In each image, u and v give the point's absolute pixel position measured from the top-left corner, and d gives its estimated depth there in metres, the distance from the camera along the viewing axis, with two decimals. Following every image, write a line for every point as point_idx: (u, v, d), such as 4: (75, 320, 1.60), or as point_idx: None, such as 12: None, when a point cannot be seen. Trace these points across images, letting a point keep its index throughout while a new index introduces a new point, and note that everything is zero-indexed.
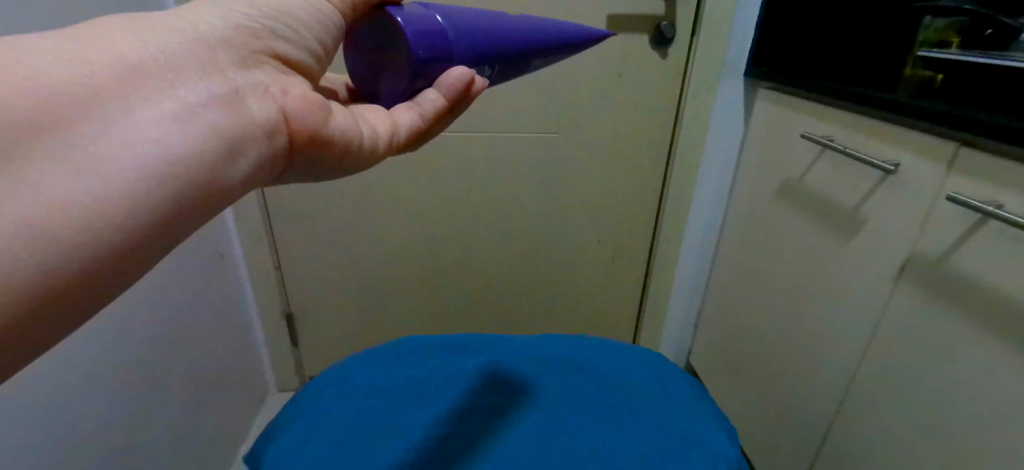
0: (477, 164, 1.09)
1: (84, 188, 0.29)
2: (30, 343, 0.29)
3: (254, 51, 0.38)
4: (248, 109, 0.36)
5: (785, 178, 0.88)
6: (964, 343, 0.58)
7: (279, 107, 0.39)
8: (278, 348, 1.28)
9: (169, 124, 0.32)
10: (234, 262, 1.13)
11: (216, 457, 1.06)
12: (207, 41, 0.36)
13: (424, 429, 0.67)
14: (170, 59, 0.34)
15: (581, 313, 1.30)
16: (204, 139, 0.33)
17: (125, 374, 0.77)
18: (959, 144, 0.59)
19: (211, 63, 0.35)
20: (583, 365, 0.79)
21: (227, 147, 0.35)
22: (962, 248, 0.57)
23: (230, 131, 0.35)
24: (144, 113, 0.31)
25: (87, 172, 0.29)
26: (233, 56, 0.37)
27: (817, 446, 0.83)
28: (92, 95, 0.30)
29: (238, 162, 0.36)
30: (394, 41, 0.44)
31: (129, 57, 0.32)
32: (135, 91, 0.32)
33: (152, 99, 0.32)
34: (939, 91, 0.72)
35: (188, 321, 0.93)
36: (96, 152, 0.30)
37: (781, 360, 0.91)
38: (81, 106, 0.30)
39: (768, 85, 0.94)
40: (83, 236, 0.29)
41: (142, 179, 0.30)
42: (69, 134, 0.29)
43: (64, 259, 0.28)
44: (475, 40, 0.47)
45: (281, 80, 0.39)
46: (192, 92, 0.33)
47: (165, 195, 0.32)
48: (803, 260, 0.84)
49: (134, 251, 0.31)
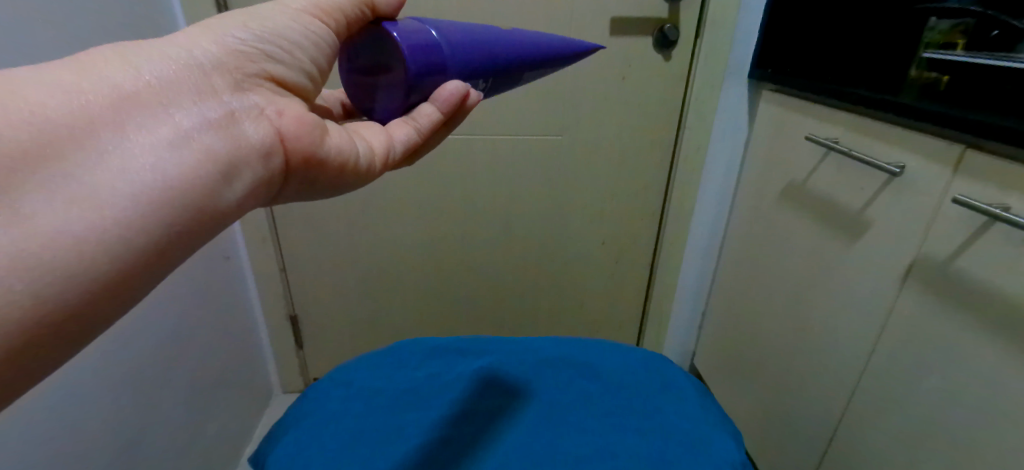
0: (481, 166, 1.09)
1: (79, 215, 0.31)
2: (42, 357, 0.32)
3: (248, 74, 0.40)
4: (242, 132, 0.38)
5: (790, 180, 0.88)
6: (970, 348, 0.58)
7: (274, 129, 0.40)
8: (283, 350, 1.29)
9: (162, 151, 0.34)
10: (239, 264, 1.13)
11: (221, 459, 1.06)
12: (201, 68, 0.37)
13: (427, 432, 0.67)
14: (164, 86, 0.35)
15: (585, 315, 1.30)
16: (196, 164, 0.35)
17: (130, 376, 0.78)
18: (964, 147, 0.58)
19: (204, 88, 0.37)
20: (586, 367, 0.79)
21: (220, 171, 0.36)
22: (968, 251, 0.57)
23: (225, 154, 0.37)
24: (138, 141, 0.33)
25: (83, 200, 0.31)
26: (226, 80, 0.38)
27: (821, 449, 0.83)
28: (89, 125, 0.32)
29: (232, 184, 0.37)
30: (389, 55, 0.44)
31: (124, 86, 0.34)
32: (129, 119, 0.34)
33: (146, 127, 0.34)
34: (944, 93, 0.71)
35: (193, 322, 0.94)
36: (94, 181, 0.32)
37: (786, 363, 0.90)
38: (78, 136, 0.32)
39: (772, 88, 0.94)
40: (82, 261, 0.31)
41: (136, 205, 0.33)
42: (67, 163, 0.31)
43: (65, 282, 0.31)
44: (468, 52, 0.47)
45: (274, 101, 0.41)
46: (185, 119, 0.35)
47: (158, 219, 0.34)
48: (808, 263, 0.84)
49: (133, 271, 0.34)
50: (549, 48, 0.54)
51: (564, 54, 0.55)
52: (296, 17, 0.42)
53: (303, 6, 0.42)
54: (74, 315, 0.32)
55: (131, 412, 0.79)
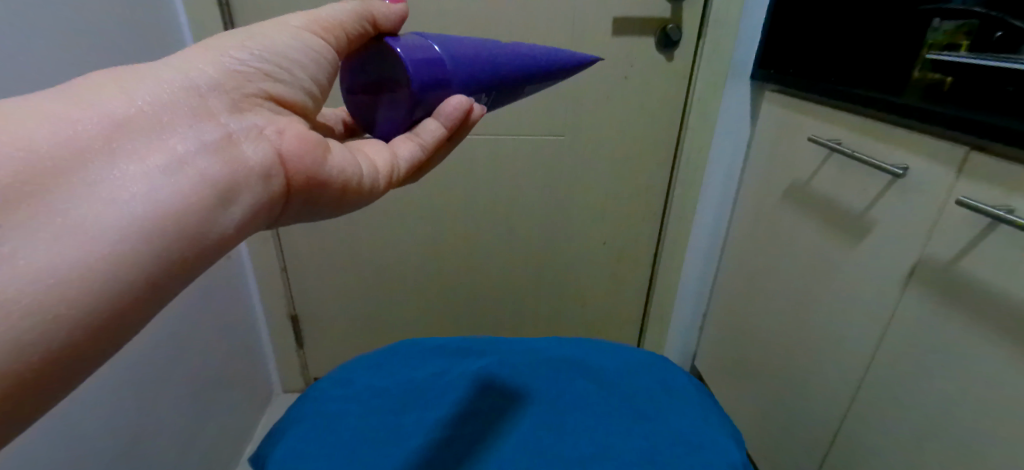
0: (483, 166, 1.09)
1: (73, 245, 0.32)
2: (47, 390, 0.32)
3: (247, 95, 0.40)
4: (241, 154, 0.39)
5: (792, 180, 0.88)
6: (972, 350, 0.58)
7: (274, 149, 0.41)
8: (284, 349, 1.29)
9: (158, 177, 0.34)
10: (241, 264, 1.13)
11: (222, 458, 1.06)
12: (198, 90, 0.38)
13: (428, 432, 0.67)
14: (158, 110, 0.36)
15: (586, 315, 1.30)
16: (192, 189, 0.36)
17: (131, 377, 0.78)
18: (969, 148, 0.58)
19: (202, 110, 0.38)
20: (588, 367, 0.79)
21: (217, 194, 0.37)
22: (972, 253, 0.57)
23: (223, 177, 0.37)
24: (133, 168, 0.34)
25: (77, 228, 0.32)
26: (224, 102, 0.39)
27: (823, 451, 0.83)
28: (82, 154, 0.33)
29: (230, 207, 0.38)
30: (393, 71, 0.45)
31: (117, 114, 0.35)
32: (121, 146, 0.34)
33: (140, 153, 0.34)
34: (948, 94, 0.71)
35: (194, 322, 0.94)
36: (88, 209, 0.32)
37: (788, 363, 0.90)
38: (71, 165, 0.33)
39: (775, 89, 0.94)
40: (79, 291, 0.31)
41: (132, 232, 0.33)
42: (61, 192, 0.32)
43: (63, 312, 0.31)
44: (471, 67, 0.48)
45: (274, 120, 0.42)
46: (180, 143, 0.36)
47: (153, 245, 0.34)
48: (810, 264, 0.84)
49: (132, 299, 0.34)
50: (553, 59, 0.54)
51: (568, 66, 0.56)
52: (296, 35, 0.43)
53: (302, 24, 0.43)
54: (75, 346, 0.32)
55: (131, 412, 0.79)
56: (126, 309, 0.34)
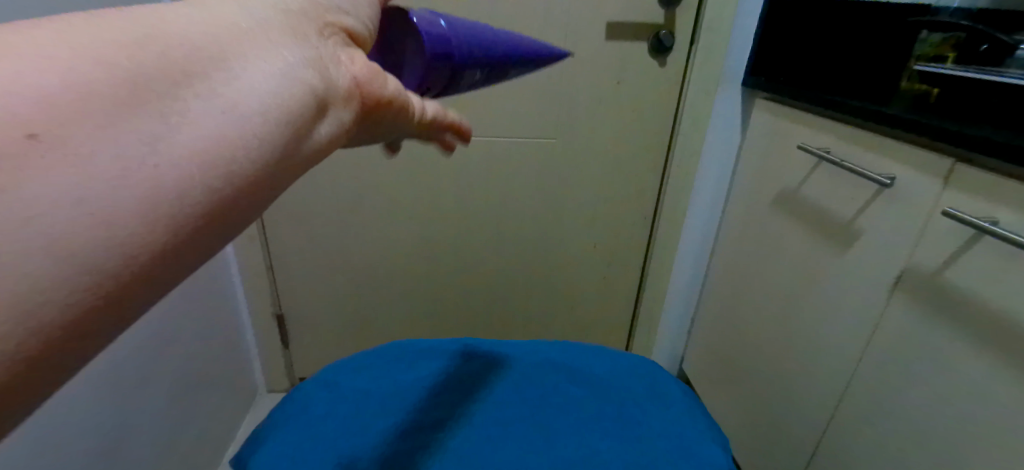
0: (474, 167, 1.08)
1: (109, 184, 0.20)
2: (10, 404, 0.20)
3: (327, 23, 0.30)
4: (325, 81, 0.28)
5: (781, 188, 0.88)
6: (955, 358, 0.59)
7: (354, 79, 0.30)
8: (269, 349, 1.27)
9: (230, 102, 0.23)
10: (226, 262, 1.12)
11: (204, 460, 1.05)
12: (278, 6, 0.28)
13: (415, 436, 0.66)
14: (240, 28, 0.26)
15: (575, 319, 1.30)
16: (270, 117, 0.25)
17: (112, 376, 0.76)
18: (954, 160, 0.59)
19: (291, 30, 0.27)
20: (576, 372, 0.79)
21: (291, 123, 0.26)
22: (957, 263, 0.58)
23: (303, 104, 0.26)
24: (201, 91, 0.23)
25: (115, 162, 0.20)
26: (313, 28, 0.28)
27: (808, 458, 0.83)
28: (135, 76, 0.21)
29: (304, 142, 0.27)
30: (406, 38, 0.41)
31: (190, 32, 0.24)
32: (196, 63, 0.23)
33: (214, 72, 0.24)
34: (935, 105, 0.72)
35: (178, 321, 0.92)
36: (138, 135, 0.21)
37: (774, 369, 0.91)
38: (124, 95, 0.21)
39: (765, 96, 0.95)
40: (103, 258, 0.20)
41: (192, 176, 0.22)
42: (106, 117, 0.20)
43: (62, 283, 0.19)
44: (475, 50, 0.46)
45: (356, 59, 0.31)
46: (262, 61, 0.25)
47: (212, 191, 0.23)
48: (798, 271, 0.84)
49: (161, 270, 0.22)
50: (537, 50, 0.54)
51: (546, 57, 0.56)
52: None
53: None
54: (67, 334, 0.20)
55: (112, 412, 0.76)
56: (148, 279, 0.22)
